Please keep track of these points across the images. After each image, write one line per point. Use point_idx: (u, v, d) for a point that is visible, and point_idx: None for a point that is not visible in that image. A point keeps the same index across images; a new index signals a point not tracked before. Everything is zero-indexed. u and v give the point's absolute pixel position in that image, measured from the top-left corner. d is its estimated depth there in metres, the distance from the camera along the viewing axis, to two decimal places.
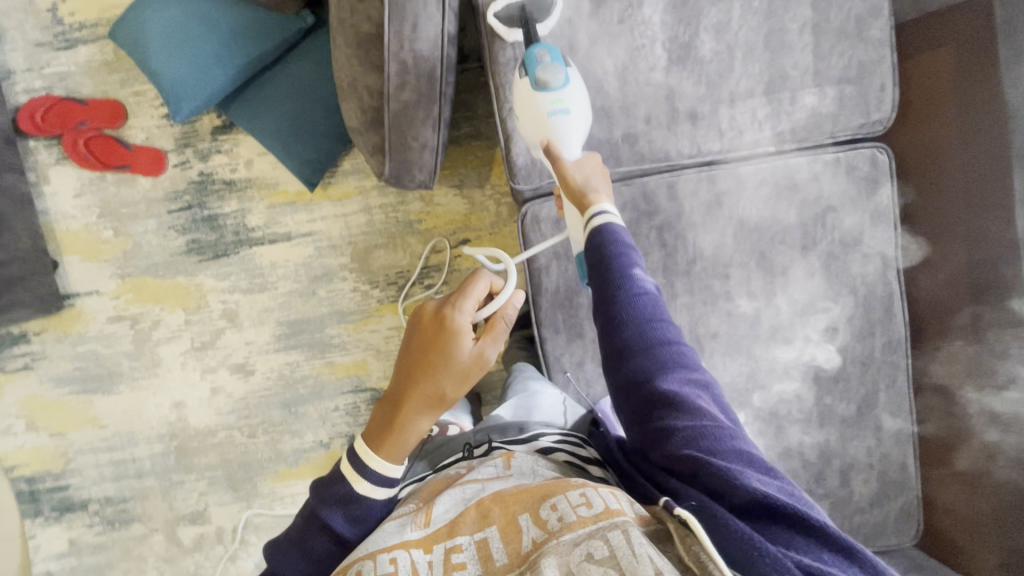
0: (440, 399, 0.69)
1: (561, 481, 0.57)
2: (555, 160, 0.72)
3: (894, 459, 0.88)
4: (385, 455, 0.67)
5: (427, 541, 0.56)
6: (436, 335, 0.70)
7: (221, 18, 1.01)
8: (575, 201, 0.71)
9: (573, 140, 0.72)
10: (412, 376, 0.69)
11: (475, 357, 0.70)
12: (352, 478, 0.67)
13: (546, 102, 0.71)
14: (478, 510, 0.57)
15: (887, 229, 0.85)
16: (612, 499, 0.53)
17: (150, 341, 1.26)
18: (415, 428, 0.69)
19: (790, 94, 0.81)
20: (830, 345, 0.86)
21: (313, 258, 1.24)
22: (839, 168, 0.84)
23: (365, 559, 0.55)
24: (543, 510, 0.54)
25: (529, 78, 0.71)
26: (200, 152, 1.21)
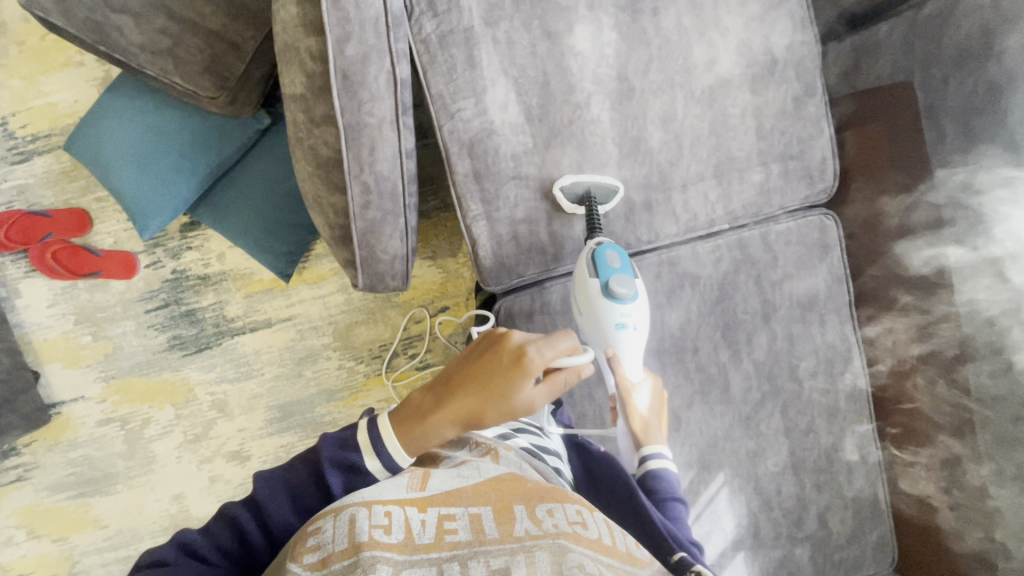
0: (476, 422, 0.69)
1: (558, 491, 0.60)
2: (617, 372, 0.78)
3: (868, 499, 0.93)
4: (406, 447, 0.67)
5: (422, 503, 0.56)
6: (509, 368, 0.68)
7: (176, 129, 1.02)
8: (636, 432, 0.78)
9: (635, 357, 0.78)
10: (465, 390, 0.68)
11: (529, 402, 0.69)
12: (366, 452, 0.67)
13: (616, 314, 0.76)
14: (475, 488, 0.58)
15: (841, 288, 0.90)
16: (604, 531, 0.56)
17: (143, 439, 1.26)
18: (442, 437, 0.68)
19: (738, 174, 0.85)
20: (798, 401, 0.91)
21: (296, 341, 1.25)
22: (791, 236, 0.88)
23: (360, 505, 0.54)
24: (538, 511, 0.56)
25: (602, 285, 0.76)
26: (170, 251, 1.21)
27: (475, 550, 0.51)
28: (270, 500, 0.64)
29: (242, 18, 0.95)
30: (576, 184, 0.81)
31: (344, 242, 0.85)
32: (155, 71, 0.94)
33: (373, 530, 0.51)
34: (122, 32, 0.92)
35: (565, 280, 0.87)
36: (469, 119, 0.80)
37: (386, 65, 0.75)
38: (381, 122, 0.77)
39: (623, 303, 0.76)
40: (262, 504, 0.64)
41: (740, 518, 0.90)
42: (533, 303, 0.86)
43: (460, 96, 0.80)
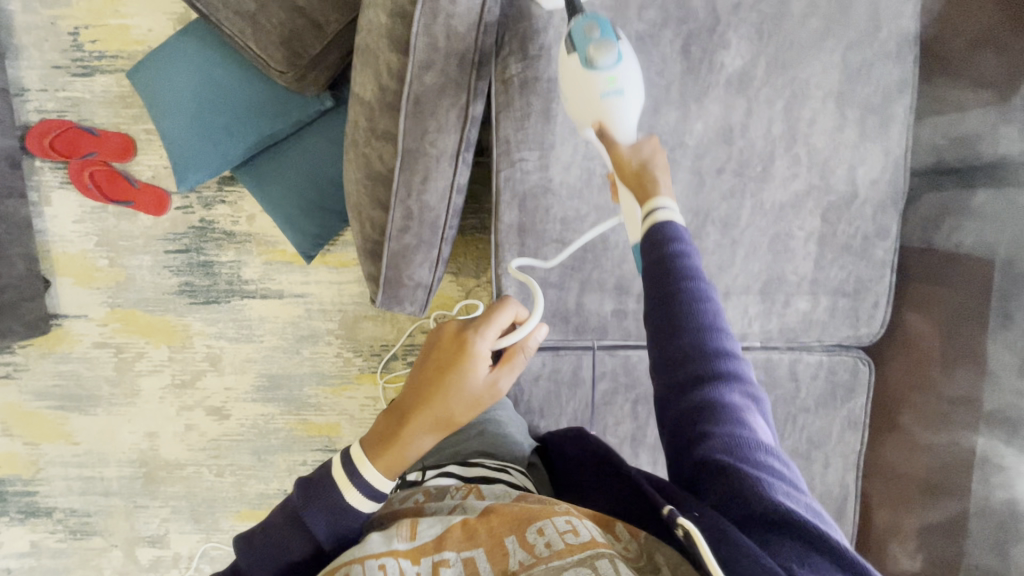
0: (449, 420, 0.66)
1: (546, 506, 0.57)
2: (609, 144, 0.65)
3: None
4: (380, 468, 0.65)
5: (414, 553, 0.53)
6: (454, 355, 0.67)
7: (239, 90, 1.00)
8: (633, 188, 0.63)
9: (632, 120, 0.65)
10: (421, 389, 0.67)
11: (490, 383, 0.67)
12: (343, 484, 0.64)
13: (598, 82, 0.63)
14: (464, 530, 0.55)
15: (855, 435, 0.87)
16: (597, 530, 0.53)
17: (132, 371, 1.28)
18: (418, 446, 0.65)
19: (784, 297, 0.82)
20: None
21: (301, 319, 1.24)
22: (820, 370, 0.85)
23: (353, 564, 0.52)
24: (530, 534, 0.53)
25: (584, 55, 0.62)
26: (204, 199, 1.21)
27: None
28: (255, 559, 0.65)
29: None
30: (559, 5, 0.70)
31: (372, 256, 0.84)
32: (232, 31, 0.93)
33: None
34: None
35: (581, 353, 0.85)
36: (528, 172, 0.77)
37: (460, 101, 0.72)
38: (440, 155, 0.75)
39: (606, 69, 0.62)
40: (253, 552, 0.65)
41: None
42: (543, 366, 0.85)
43: (526, 147, 0.77)
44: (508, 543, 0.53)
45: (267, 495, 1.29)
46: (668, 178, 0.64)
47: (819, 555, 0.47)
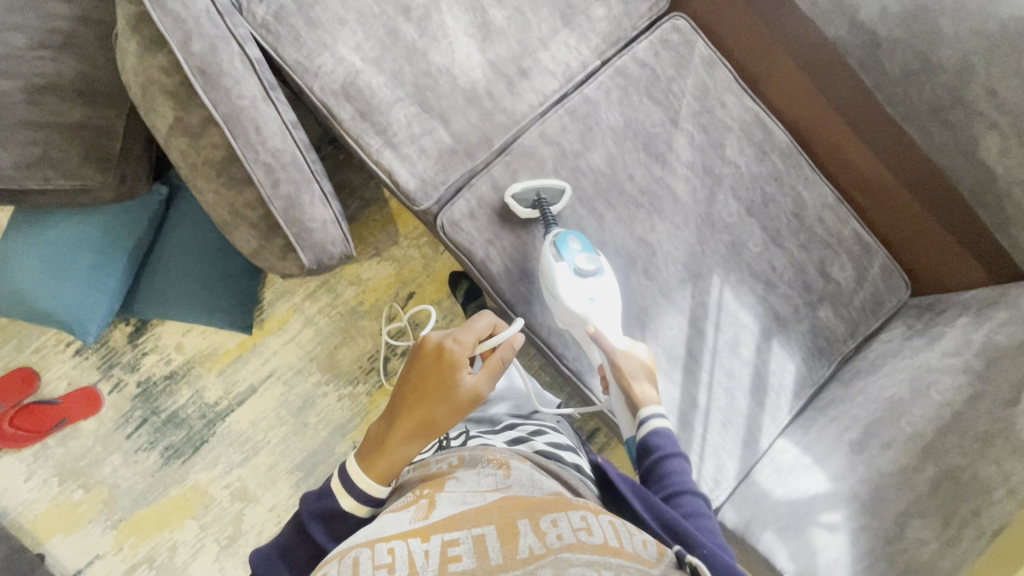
0: (431, 429, 0.76)
1: (565, 501, 0.60)
2: (605, 347, 0.81)
3: (849, 235, 0.97)
4: (374, 476, 0.74)
5: (425, 531, 0.56)
6: (436, 365, 0.77)
7: (80, 230, 1.02)
8: (620, 377, 0.81)
9: (612, 323, 0.83)
10: (412, 400, 0.77)
11: (471, 389, 0.77)
12: (338, 493, 0.74)
13: (585, 292, 0.82)
14: (479, 511, 0.58)
15: (722, 68, 0.95)
16: (610, 532, 0.56)
17: (177, 569, 1.16)
18: (404, 454, 0.75)
19: (584, 15, 0.92)
20: (744, 180, 0.95)
21: (287, 394, 1.21)
22: (656, 46, 0.94)
23: (363, 547, 0.54)
24: (544, 522, 0.56)
25: (573, 267, 0.81)
26: (127, 366, 1.18)
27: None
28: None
29: (97, 101, 0.98)
30: (527, 190, 0.87)
31: (273, 231, 0.85)
32: (37, 183, 0.95)
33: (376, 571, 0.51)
34: None
35: (488, 170, 0.89)
36: (333, 71, 0.85)
37: (235, 49, 0.79)
38: (255, 101, 0.80)
39: (597, 284, 0.82)
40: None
41: (753, 308, 0.93)
42: (470, 202, 0.88)
43: (316, 55, 0.85)
44: (519, 525, 0.55)
45: None
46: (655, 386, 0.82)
47: None
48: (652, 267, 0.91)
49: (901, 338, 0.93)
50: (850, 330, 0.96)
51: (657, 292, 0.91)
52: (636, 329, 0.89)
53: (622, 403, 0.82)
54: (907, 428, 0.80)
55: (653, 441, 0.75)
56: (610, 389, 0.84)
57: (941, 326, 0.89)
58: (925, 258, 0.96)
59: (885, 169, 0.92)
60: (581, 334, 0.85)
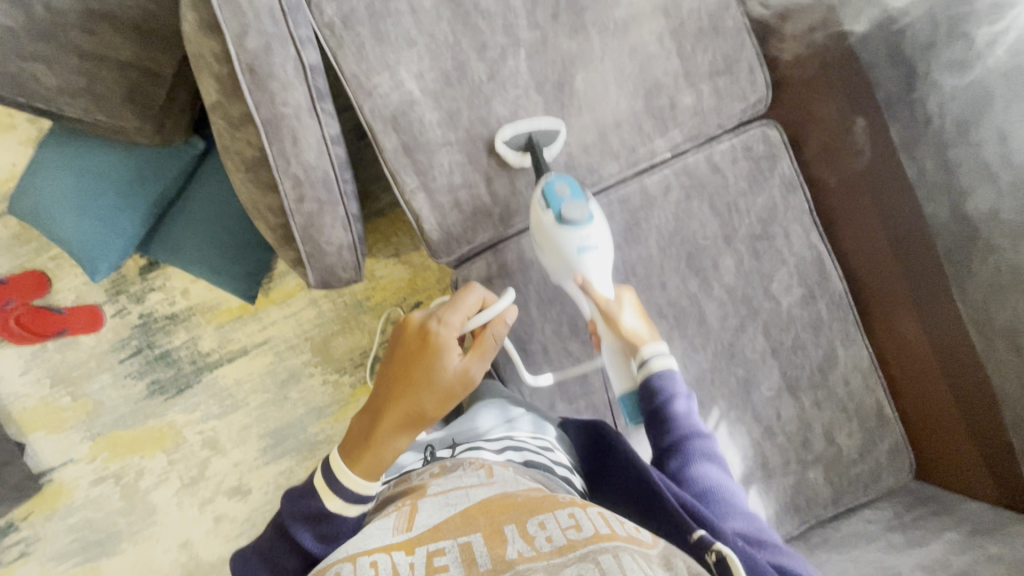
0: (418, 416, 0.72)
1: (549, 497, 0.55)
2: (593, 294, 0.79)
3: (870, 405, 0.91)
4: (359, 472, 0.70)
5: (408, 544, 0.49)
6: (421, 349, 0.73)
7: (111, 168, 1.01)
8: (614, 329, 0.79)
9: (603, 270, 0.79)
10: (396, 386, 0.73)
11: (461, 372, 0.73)
12: (324, 495, 0.70)
13: (574, 239, 0.76)
14: (463, 517, 0.52)
15: (799, 195, 0.87)
16: (601, 522, 0.51)
17: (140, 491, 1.24)
18: (394, 444, 0.71)
19: (669, 100, 0.83)
20: (779, 319, 0.88)
21: (275, 364, 1.23)
22: (736, 153, 0.86)
23: (344, 561, 0.48)
24: (531, 526, 0.50)
25: (557, 215, 0.75)
26: (134, 296, 1.20)
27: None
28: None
29: (151, 44, 0.94)
30: (517, 134, 0.80)
31: (287, 242, 0.83)
32: (77, 113, 0.93)
33: None
34: (38, 80, 0.91)
35: (517, 239, 0.85)
36: (387, 95, 0.79)
37: (290, 52, 0.74)
38: (298, 112, 0.76)
39: (582, 227, 0.76)
40: None
41: (743, 451, 0.90)
42: (490, 268, 0.85)
43: (374, 73, 0.79)
44: (508, 531, 0.49)
45: None
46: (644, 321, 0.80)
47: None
48: None
49: (881, 525, 0.90)
50: (833, 498, 0.92)
51: None
52: None
53: (614, 360, 0.81)
54: None
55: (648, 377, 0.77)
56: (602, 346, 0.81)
57: (924, 534, 0.84)
58: (944, 455, 0.89)
59: (932, 358, 0.84)
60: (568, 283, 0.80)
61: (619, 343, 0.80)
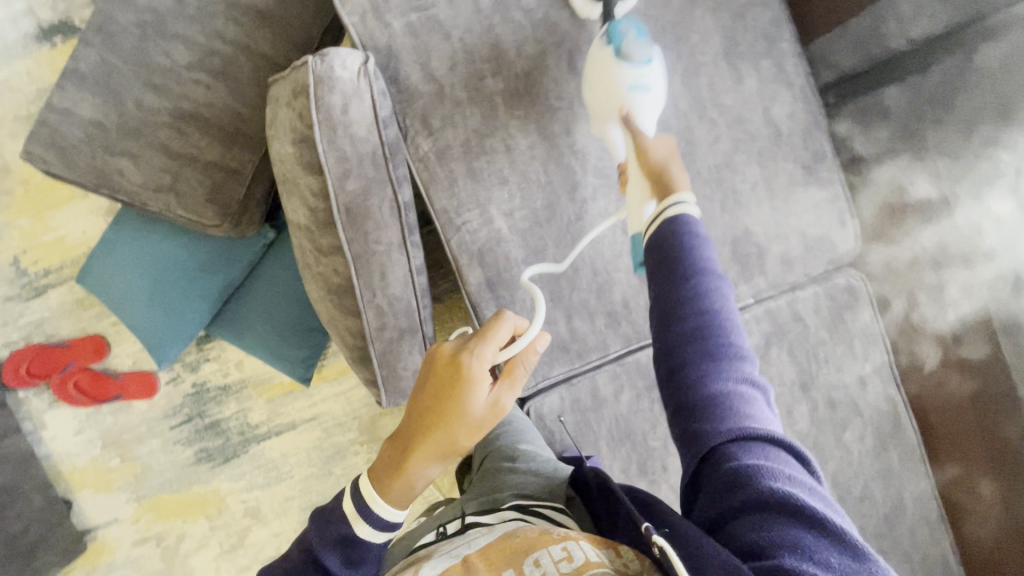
0: (452, 448, 0.65)
1: (544, 534, 0.57)
2: (634, 132, 0.68)
3: (936, 558, 0.90)
4: (388, 500, 0.66)
5: None
6: (450, 383, 0.64)
7: (184, 256, 1.02)
8: (650, 172, 0.65)
9: (650, 118, 0.71)
10: (423, 419, 0.65)
11: (491, 404, 0.65)
12: (352, 519, 0.66)
13: (627, 77, 0.69)
14: (460, 565, 0.55)
15: (878, 347, 0.86)
16: (593, 551, 0.53)
17: (180, 554, 1.25)
18: (423, 475, 0.65)
19: (756, 249, 0.82)
20: (850, 468, 0.87)
21: (323, 439, 1.24)
22: (820, 301, 0.85)
23: None
24: (526, 566, 0.53)
25: (617, 49, 0.69)
26: (188, 364, 1.21)
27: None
28: None
29: (236, 142, 0.95)
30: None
31: (362, 362, 0.84)
32: (158, 208, 0.94)
33: None
34: (123, 175, 0.93)
35: (592, 373, 0.84)
36: (476, 232, 0.79)
37: (388, 193, 0.74)
38: (390, 248, 0.76)
39: (637, 62, 0.68)
40: None
41: None
42: (563, 402, 0.84)
43: (465, 210, 0.79)
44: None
45: None
46: (685, 177, 0.65)
47: (805, 526, 0.45)
48: None
49: None
50: None
51: None
52: None
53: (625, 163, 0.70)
54: None
55: (664, 232, 0.59)
56: (629, 194, 0.67)
57: None
58: None
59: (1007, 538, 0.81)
60: (605, 121, 0.73)
61: (652, 185, 0.65)
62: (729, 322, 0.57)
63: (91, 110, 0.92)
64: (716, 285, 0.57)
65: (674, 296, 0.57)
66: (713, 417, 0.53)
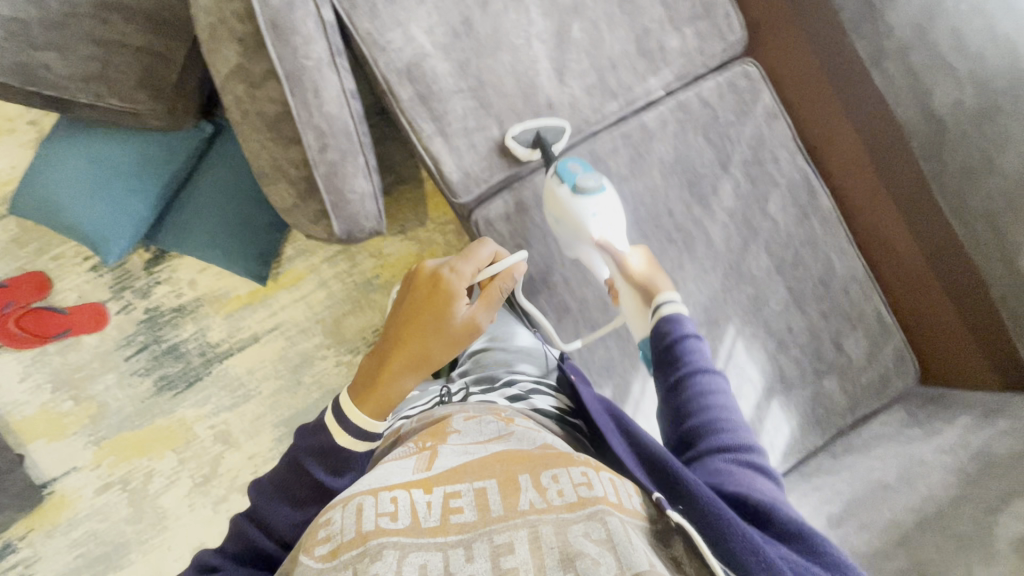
0: (426, 360, 0.70)
1: (565, 455, 0.57)
2: (613, 254, 0.84)
3: (872, 313, 0.97)
4: (368, 412, 0.67)
5: (427, 483, 0.54)
6: (430, 295, 0.70)
7: (121, 152, 1.03)
8: (642, 295, 0.83)
9: (620, 236, 0.85)
10: (407, 333, 0.69)
11: (467, 320, 0.70)
12: (334, 431, 0.67)
13: (586, 208, 0.82)
14: (481, 462, 0.56)
15: (781, 122, 0.96)
16: (610, 489, 0.54)
17: (148, 495, 1.19)
18: (400, 386, 0.69)
19: (658, 44, 0.92)
20: (779, 237, 0.95)
21: (287, 348, 1.23)
22: (722, 88, 0.94)
23: (367, 495, 0.52)
24: (544, 478, 0.53)
25: None
26: (139, 290, 1.19)
27: (481, 530, 0.48)
28: (270, 509, 0.67)
29: (163, 29, 0.98)
30: None
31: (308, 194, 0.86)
32: (90, 98, 0.95)
33: (379, 518, 0.49)
34: (51, 69, 0.94)
35: (532, 177, 0.91)
36: (401, 48, 0.84)
37: (310, 10, 0.80)
38: (319, 65, 0.80)
39: (592, 196, 0.82)
40: (260, 516, 0.67)
41: (762, 365, 0.94)
42: (508, 206, 0.89)
43: (386, 28, 0.84)
44: (521, 480, 0.53)
45: None
46: (666, 279, 0.83)
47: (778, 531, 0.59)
48: None
49: (898, 424, 0.95)
50: (851, 405, 0.97)
51: None
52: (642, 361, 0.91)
53: (634, 307, 0.84)
54: (887, 514, 0.81)
55: (662, 326, 0.77)
56: (623, 301, 0.85)
57: (941, 422, 0.90)
58: (952, 363, 0.95)
59: (926, 265, 0.91)
60: None
61: (641, 296, 0.83)
62: (732, 422, 0.70)
63: (9, 7, 0.92)
64: (715, 381, 0.73)
65: (680, 384, 0.72)
66: (711, 450, 0.67)
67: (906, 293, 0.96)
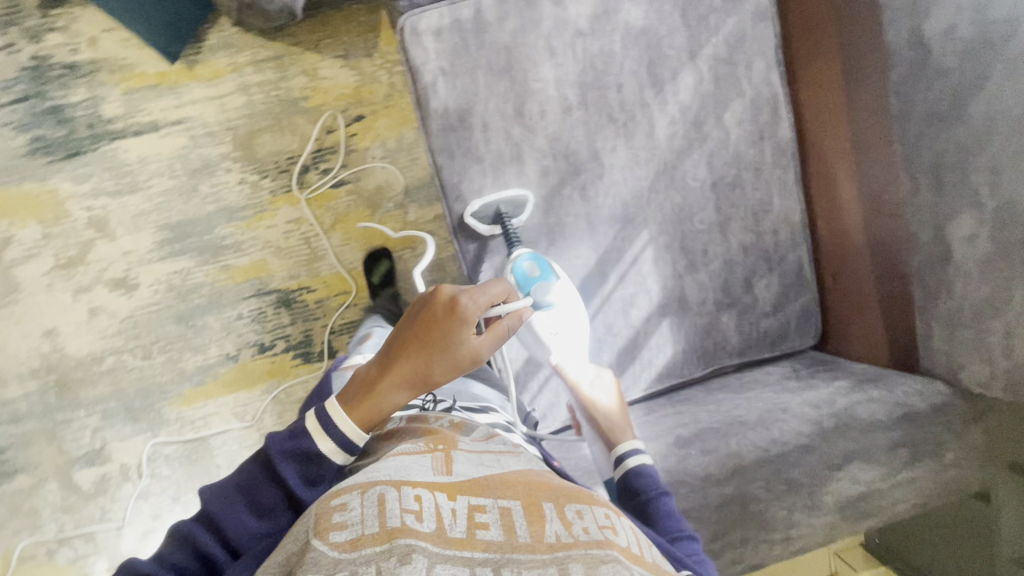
0: (426, 382, 0.57)
1: (584, 490, 0.50)
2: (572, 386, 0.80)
3: (792, 262, 0.92)
4: (353, 418, 0.56)
5: (450, 487, 0.46)
6: (442, 319, 0.57)
7: None
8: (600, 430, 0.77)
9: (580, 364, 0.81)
10: (402, 352, 0.57)
11: (477, 350, 0.58)
12: (316, 434, 0.56)
13: None
14: (502, 479, 0.47)
15: (768, 26, 0.85)
16: (633, 540, 0.46)
17: (4, 263, 1.09)
18: (391, 401, 0.56)
19: None
20: (725, 152, 0.87)
21: (188, 148, 1.11)
22: None
23: (388, 485, 0.44)
24: (568, 510, 0.46)
25: None
26: (28, 32, 1.05)
27: (506, 557, 0.40)
28: (228, 517, 0.55)
29: None
30: None
31: None
32: None
33: (404, 515, 0.42)
34: None
35: None
36: None
37: None
38: None
39: None
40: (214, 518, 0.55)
41: (665, 281, 0.88)
42: (441, 20, 0.76)
43: None
44: (545, 507, 0.45)
45: (209, 366, 1.15)
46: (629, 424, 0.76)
47: None
48: (591, 189, 0.84)
49: (780, 375, 0.93)
50: (741, 348, 0.93)
51: (582, 216, 0.84)
52: (544, 241, 0.84)
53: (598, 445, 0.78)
54: (733, 445, 0.79)
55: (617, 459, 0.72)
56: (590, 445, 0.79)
57: (820, 381, 0.88)
58: (850, 329, 0.92)
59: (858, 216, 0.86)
60: None
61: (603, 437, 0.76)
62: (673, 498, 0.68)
63: None
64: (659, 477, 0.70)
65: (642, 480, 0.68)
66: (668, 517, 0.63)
67: (833, 244, 0.91)
